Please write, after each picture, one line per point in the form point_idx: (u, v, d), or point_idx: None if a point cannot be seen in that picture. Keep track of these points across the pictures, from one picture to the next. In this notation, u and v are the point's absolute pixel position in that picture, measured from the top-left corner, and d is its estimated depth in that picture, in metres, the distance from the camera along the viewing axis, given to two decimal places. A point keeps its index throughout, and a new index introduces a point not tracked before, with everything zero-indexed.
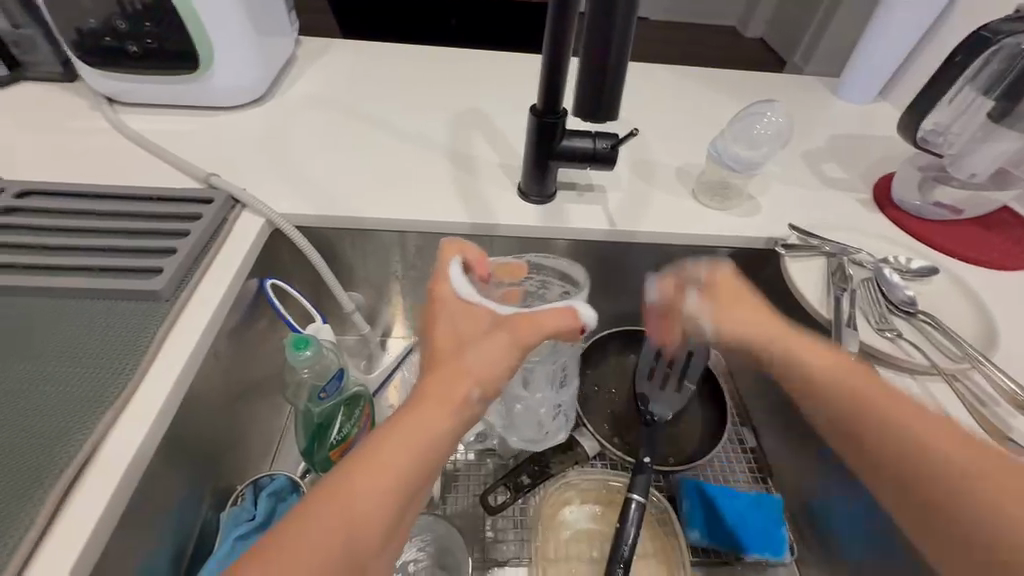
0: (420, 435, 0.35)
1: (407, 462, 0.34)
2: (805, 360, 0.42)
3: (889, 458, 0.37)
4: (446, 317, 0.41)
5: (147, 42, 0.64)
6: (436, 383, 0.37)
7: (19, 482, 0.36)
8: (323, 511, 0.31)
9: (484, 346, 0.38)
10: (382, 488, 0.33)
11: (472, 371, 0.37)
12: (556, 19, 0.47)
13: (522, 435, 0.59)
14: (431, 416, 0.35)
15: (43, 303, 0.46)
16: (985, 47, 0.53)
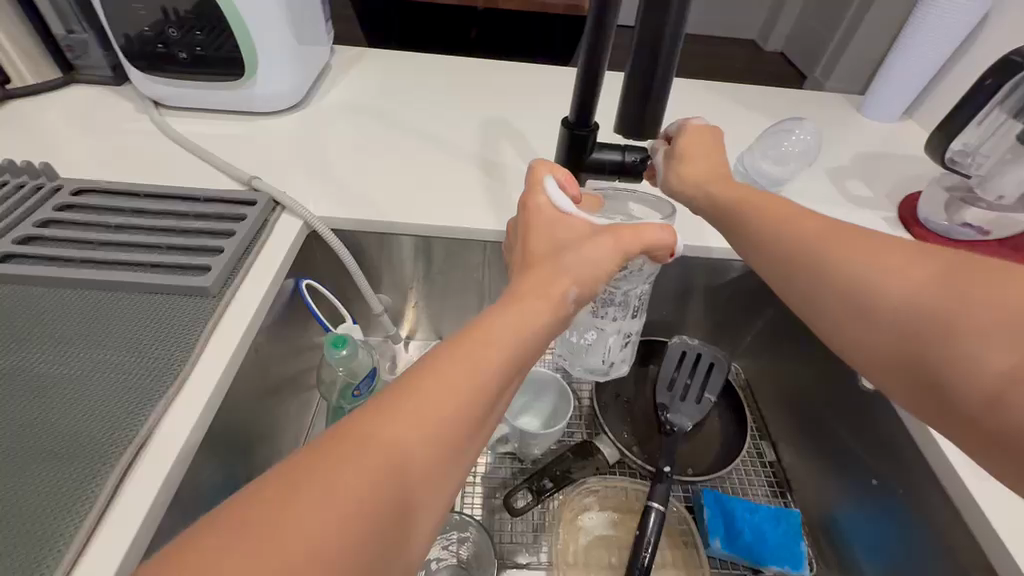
0: (475, 365, 0.32)
1: (461, 392, 0.31)
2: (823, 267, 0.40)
3: (920, 368, 0.34)
4: (544, 227, 0.42)
5: (198, 50, 0.68)
6: (532, 284, 0.38)
7: (84, 463, 0.38)
8: (404, 400, 0.30)
9: (585, 249, 0.39)
10: (433, 420, 0.29)
11: (571, 272, 0.38)
12: (593, 35, 0.48)
13: (586, 365, 0.57)
14: (488, 346, 0.33)
15: (98, 296, 0.48)
16: (1017, 71, 0.54)
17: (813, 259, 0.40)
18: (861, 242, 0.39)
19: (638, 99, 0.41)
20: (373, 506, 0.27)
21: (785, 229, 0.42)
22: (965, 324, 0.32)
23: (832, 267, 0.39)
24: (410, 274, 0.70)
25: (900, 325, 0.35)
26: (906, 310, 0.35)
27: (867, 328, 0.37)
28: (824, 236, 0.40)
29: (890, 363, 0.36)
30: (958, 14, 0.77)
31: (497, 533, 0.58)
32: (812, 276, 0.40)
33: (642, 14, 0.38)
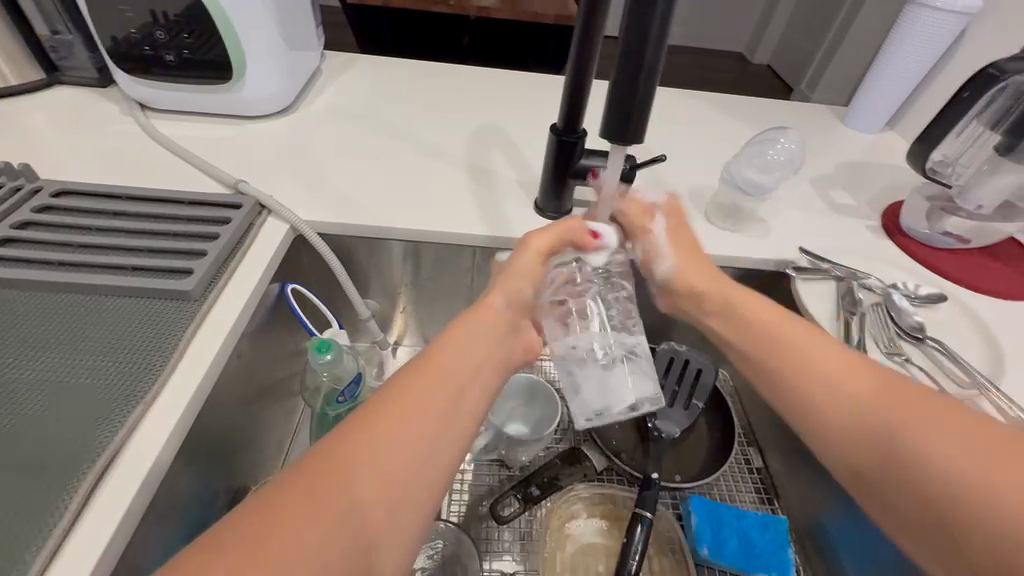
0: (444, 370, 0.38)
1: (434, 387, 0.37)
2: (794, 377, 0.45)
3: (886, 470, 0.39)
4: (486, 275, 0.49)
5: (185, 52, 0.67)
6: (476, 314, 0.43)
7: (57, 470, 0.37)
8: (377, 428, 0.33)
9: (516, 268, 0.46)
10: (420, 416, 0.35)
11: (507, 292, 0.45)
12: (581, 44, 0.49)
13: (587, 406, 0.45)
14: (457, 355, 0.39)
15: (77, 299, 0.47)
16: (993, 84, 0.55)
17: (812, 382, 0.44)
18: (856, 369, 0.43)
19: (623, 103, 0.40)
20: (386, 497, 0.32)
21: (785, 344, 0.47)
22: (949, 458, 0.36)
23: (821, 388, 0.44)
24: (398, 279, 0.70)
25: (884, 454, 0.39)
26: (888, 442, 0.39)
27: (852, 447, 0.41)
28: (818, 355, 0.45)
29: (873, 490, 0.40)
30: (937, 28, 0.79)
31: (484, 542, 0.57)
32: (814, 400, 0.44)
33: (626, 20, 0.38)
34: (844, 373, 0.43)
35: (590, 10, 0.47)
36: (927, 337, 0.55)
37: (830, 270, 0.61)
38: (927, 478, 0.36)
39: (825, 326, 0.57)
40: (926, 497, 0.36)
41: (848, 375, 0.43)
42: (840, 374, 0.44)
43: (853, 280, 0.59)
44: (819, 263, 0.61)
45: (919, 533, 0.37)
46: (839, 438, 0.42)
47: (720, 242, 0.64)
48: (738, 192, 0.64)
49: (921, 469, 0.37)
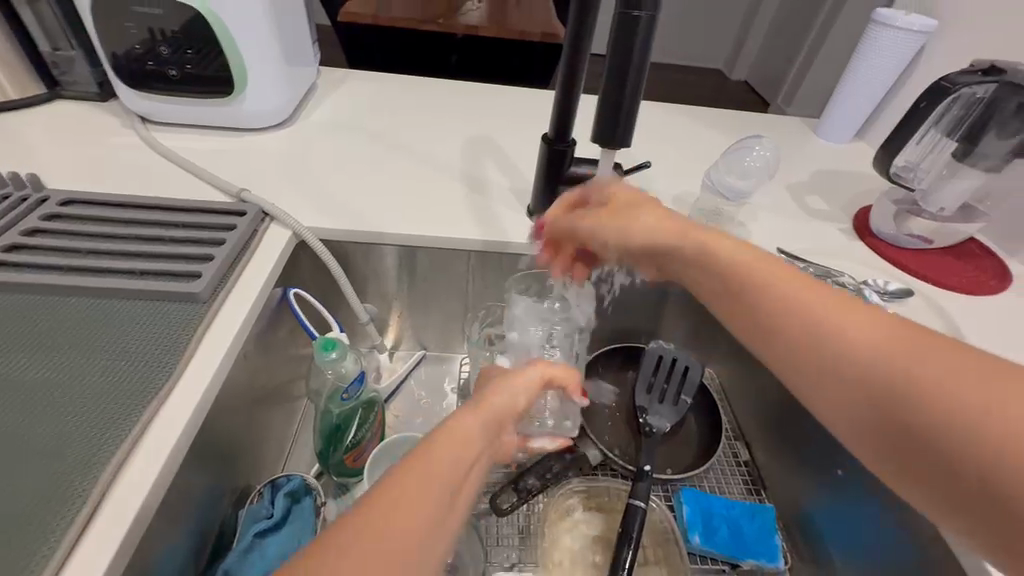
0: (440, 471, 0.33)
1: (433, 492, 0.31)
2: (758, 301, 0.41)
3: (879, 402, 0.34)
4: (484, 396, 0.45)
5: (188, 67, 0.69)
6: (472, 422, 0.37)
7: (74, 464, 0.38)
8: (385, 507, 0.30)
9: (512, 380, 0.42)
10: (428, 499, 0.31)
11: (504, 407, 0.40)
12: (571, 57, 0.53)
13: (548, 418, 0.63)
14: (452, 453, 0.34)
15: (87, 303, 0.49)
16: (945, 95, 0.60)
17: (783, 327, 0.39)
18: (825, 298, 0.38)
19: (610, 110, 0.43)
20: None
21: (749, 286, 0.41)
22: (944, 391, 0.31)
23: (791, 329, 0.39)
24: (395, 284, 0.72)
25: (873, 394, 0.34)
26: (876, 381, 0.34)
27: (829, 378, 0.37)
28: (782, 294, 0.40)
29: (867, 439, 0.35)
30: (897, 46, 0.86)
31: (483, 537, 0.58)
32: (788, 347, 0.39)
33: (613, 33, 0.41)
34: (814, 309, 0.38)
35: (579, 28, 0.51)
36: None
37: (805, 268, 0.65)
38: (922, 417, 0.32)
39: None
40: (930, 440, 0.31)
41: (819, 310, 0.38)
42: (798, 291, 0.39)
43: (827, 278, 0.64)
44: (794, 262, 0.65)
45: (922, 482, 0.32)
46: (819, 383, 0.37)
47: None
48: (723, 199, 0.69)
49: (918, 412, 0.32)
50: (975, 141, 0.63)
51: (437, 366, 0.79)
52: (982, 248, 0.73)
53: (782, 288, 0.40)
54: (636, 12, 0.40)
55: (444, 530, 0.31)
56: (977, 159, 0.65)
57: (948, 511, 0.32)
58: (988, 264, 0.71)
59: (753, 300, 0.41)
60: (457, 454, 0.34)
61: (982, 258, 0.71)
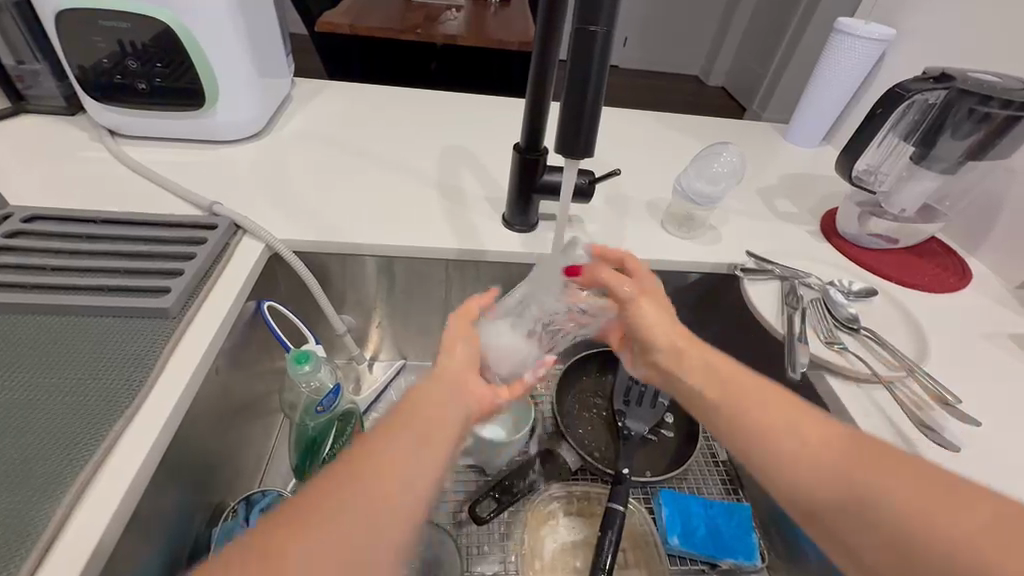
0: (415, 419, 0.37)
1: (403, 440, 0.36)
2: (746, 418, 0.41)
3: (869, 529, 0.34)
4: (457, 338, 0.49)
5: (157, 80, 0.69)
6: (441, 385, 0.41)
7: (38, 485, 0.37)
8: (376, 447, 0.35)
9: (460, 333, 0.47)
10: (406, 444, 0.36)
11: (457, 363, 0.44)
12: (539, 68, 0.54)
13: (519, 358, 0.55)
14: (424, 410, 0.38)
15: (52, 320, 0.48)
16: (900, 101, 0.62)
17: (792, 456, 0.38)
18: (827, 431, 0.38)
19: (573, 121, 0.44)
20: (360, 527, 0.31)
21: (758, 416, 0.41)
22: (940, 531, 0.31)
23: (796, 464, 0.38)
24: (372, 295, 0.72)
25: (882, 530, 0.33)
26: (881, 518, 0.34)
27: (822, 501, 0.36)
28: (786, 425, 0.40)
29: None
30: (857, 54, 0.89)
31: (464, 546, 0.58)
32: (797, 480, 0.38)
33: (572, 46, 0.42)
34: (820, 444, 0.38)
35: (545, 41, 0.52)
36: (861, 327, 0.60)
37: (774, 270, 0.66)
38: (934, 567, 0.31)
39: (771, 320, 0.61)
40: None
41: (803, 434, 0.39)
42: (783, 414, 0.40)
43: (794, 280, 0.65)
44: (763, 265, 0.67)
45: None
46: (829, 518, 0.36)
47: (676, 249, 0.69)
48: (690, 203, 0.69)
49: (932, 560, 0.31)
50: (929, 146, 0.67)
51: (417, 375, 0.79)
52: (942, 247, 0.76)
53: (774, 415, 0.40)
54: (593, 27, 0.41)
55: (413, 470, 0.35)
56: (932, 162, 0.68)
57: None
58: (948, 262, 0.73)
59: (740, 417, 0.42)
60: (433, 410, 0.38)
61: (942, 257, 0.74)
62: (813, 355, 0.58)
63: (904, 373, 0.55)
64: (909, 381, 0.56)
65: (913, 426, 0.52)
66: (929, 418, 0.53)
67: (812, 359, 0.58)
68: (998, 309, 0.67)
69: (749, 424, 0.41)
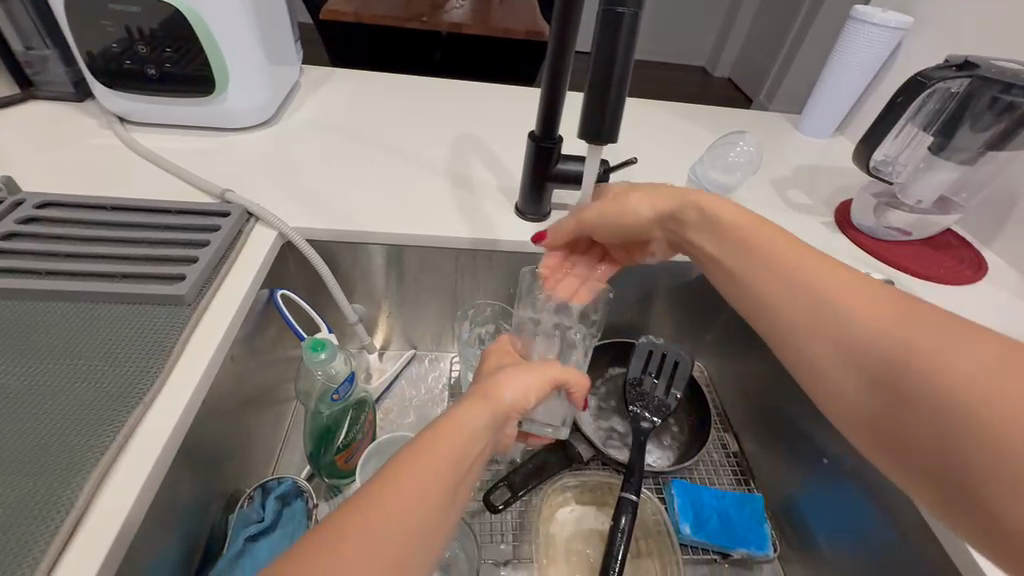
0: (448, 450, 0.34)
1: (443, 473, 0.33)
2: (771, 263, 0.43)
3: (890, 380, 0.34)
4: (511, 376, 0.42)
5: (167, 66, 0.68)
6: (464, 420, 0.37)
7: (60, 470, 0.37)
8: (397, 493, 0.31)
9: (516, 375, 0.42)
10: (423, 493, 0.31)
11: (488, 427, 0.38)
12: (557, 56, 0.53)
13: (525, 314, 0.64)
14: (451, 442, 0.35)
15: (67, 307, 0.48)
16: (922, 89, 0.62)
17: (803, 311, 0.40)
18: (844, 281, 0.39)
19: (596, 109, 0.43)
20: None
21: (776, 272, 0.42)
22: (938, 372, 0.32)
23: (807, 316, 0.39)
24: (383, 284, 0.72)
25: (883, 370, 0.35)
26: (888, 365, 0.35)
27: (828, 346, 0.38)
28: (806, 275, 0.41)
29: (880, 432, 0.36)
30: (873, 42, 0.87)
31: (477, 534, 0.58)
32: (804, 333, 0.40)
33: (598, 34, 0.41)
34: (844, 299, 0.38)
35: (564, 27, 0.51)
36: None
37: None
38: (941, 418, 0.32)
39: None
40: (942, 429, 0.32)
41: (808, 279, 0.40)
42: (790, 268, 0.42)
43: None
44: None
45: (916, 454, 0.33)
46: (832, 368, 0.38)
47: None
48: (707, 192, 0.70)
49: (922, 400, 0.33)
50: (949, 136, 0.65)
51: (428, 365, 0.79)
52: (959, 239, 0.75)
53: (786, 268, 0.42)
54: (621, 9, 0.40)
55: (431, 532, 0.31)
56: (951, 152, 0.66)
57: (926, 490, 0.33)
58: (965, 254, 0.73)
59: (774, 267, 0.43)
60: (461, 443, 0.35)
61: (959, 249, 0.73)
62: None
63: None
64: None
65: None
66: None
67: None
68: (1014, 302, 0.67)
69: (768, 282, 0.43)
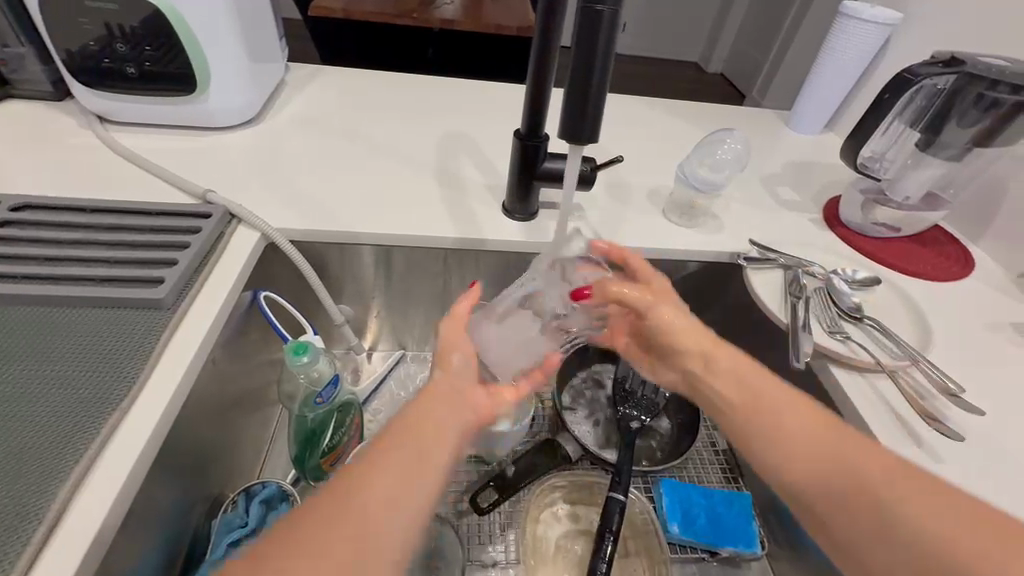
0: (418, 442, 0.38)
1: (416, 472, 0.36)
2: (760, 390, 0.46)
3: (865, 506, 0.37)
4: (450, 341, 0.45)
5: (147, 64, 0.66)
6: (441, 394, 0.42)
7: (30, 481, 0.37)
8: (381, 459, 0.36)
9: (445, 342, 0.45)
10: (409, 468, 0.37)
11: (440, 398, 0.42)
12: (541, 53, 0.52)
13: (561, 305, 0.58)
14: (427, 421, 0.40)
15: (43, 312, 0.47)
16: (908, 86, 0.61)
17: (796, 442, 0.42)
18: (824, 424, 0.42)
19: (576, 108, 0.43)
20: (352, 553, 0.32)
21: (760, 404, 0.45)
22: (926, 520, 0.35)
23: (793, 451, 0.42)
24: (370, 284, 0.71)
25: (844, 496, 0.38)
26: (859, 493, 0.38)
27: (816, 472, 0.40)
28: (785, 407, 0.44)
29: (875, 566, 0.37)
30: (863, 38, 0.87)
31: (464, 535, 0.58)
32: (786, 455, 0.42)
33: (576, 31, 0.41)
34: (824, 436, 0.41)
35: (547, 25, 0.50)
36: (865, 317, 0.60)
37: (776, 259, 0.65)
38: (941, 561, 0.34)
39: (772, 308, 0.61)
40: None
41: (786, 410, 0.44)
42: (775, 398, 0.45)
43: (798, 269, 0.64)
44: (767, 253, 0.66)
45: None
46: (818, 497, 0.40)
47: (678, 238, 0.68)
48: (694, 191, 0.68)
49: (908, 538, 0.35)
50: (936, 133, 0.65)
51: (417, 366, 0.79)
52: (945, 235, 0.75)
53: (776, 400, 0.44)
54: (599, 6, 0.39)
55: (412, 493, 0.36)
56: (938, 148, 0.66)
57: None
58: (951, 251, 0.73)
59: (762, 399, 0.45)
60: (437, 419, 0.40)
61: (945, 245, 0.74)
62: (816, 344, 0.57)
63: (907, 362, 0.55)
64: (915, 371, 0.55)
65: (916, 417, 0.52)
66: (930, 406, 0.53)
67: (816, 349, 0.57)
68: (1000, 299, 0.67)
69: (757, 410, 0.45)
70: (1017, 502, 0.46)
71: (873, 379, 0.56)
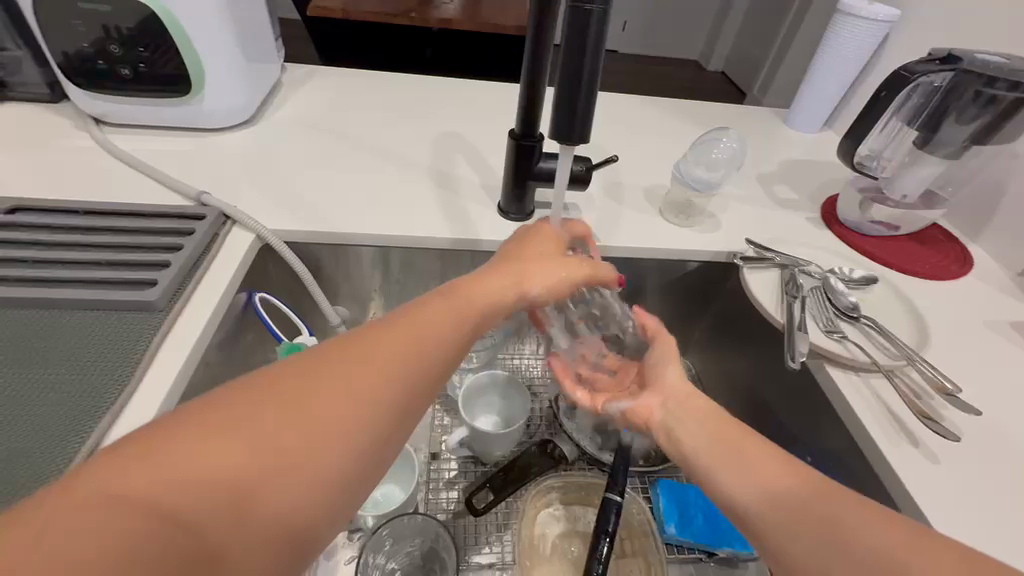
0: (384, 357, 0.36)
1: (366, 396, 0.34)
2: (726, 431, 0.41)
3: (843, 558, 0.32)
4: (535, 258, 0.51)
5: (141, 66, 0.66)
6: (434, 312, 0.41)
7: (20, 485, 0.37)
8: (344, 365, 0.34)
9: (540, 265, 0.50)
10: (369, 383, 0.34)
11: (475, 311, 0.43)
12: (534, 52, 0.52)
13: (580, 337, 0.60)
14: (407, 329, 0.38)
15: (37, 314, 0.47)
16: (905, 84, 0.61)
17: (766, 483, 0.37)
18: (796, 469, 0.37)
19: (566, 108, 0.43)
20: (286, 456, 0.30)
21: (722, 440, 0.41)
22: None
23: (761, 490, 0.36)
24: (366, 285, 0.71)
25: (819, 544, 0.33)
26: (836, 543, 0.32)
27: (788, 514, 0.35)
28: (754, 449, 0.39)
29: None
30: (861, 36, 0.87)
31: (459, 537, 0.58)
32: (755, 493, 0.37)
33: (566, 29, 0.40)
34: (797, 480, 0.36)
35: (540, 24, 0.50)
36: (861, 316, 0.59)
37: (773, 258, 0.65)
38: None
39: (768, 308, 0.60)
40: None
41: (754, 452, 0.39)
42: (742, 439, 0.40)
43: (794, 268, 0.64)
44: (763, 252, 0.66)
45: None
46: (781, 525, 0.35)
47: (674, 237, 0.68)
48: (690, 190, 0.68)
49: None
50: (933, 130, 0.65)
51: None
52: (944, 233, 0.75)
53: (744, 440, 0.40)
54: (587, 5, 0.39)
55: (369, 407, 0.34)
56: (935, 146, 0.66)
57: None
58: (950, 249, 0.72)
59: (729, 438, 0.40)
60: (425, 333, 0.39)
61: (943, 243, 0.73)
62: (812, 344, 0.57)
63: (903, 361, 0.55)
64: (911, 370, 0.55)
65: (914, 416, 0.52)
66: (926, 405, 0.52)
67: (812, 348, 0.57)
68: (999, 296, 0.67)
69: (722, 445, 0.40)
70: (1014, 502, 0.46)
71: (869, 378, 0.56)
